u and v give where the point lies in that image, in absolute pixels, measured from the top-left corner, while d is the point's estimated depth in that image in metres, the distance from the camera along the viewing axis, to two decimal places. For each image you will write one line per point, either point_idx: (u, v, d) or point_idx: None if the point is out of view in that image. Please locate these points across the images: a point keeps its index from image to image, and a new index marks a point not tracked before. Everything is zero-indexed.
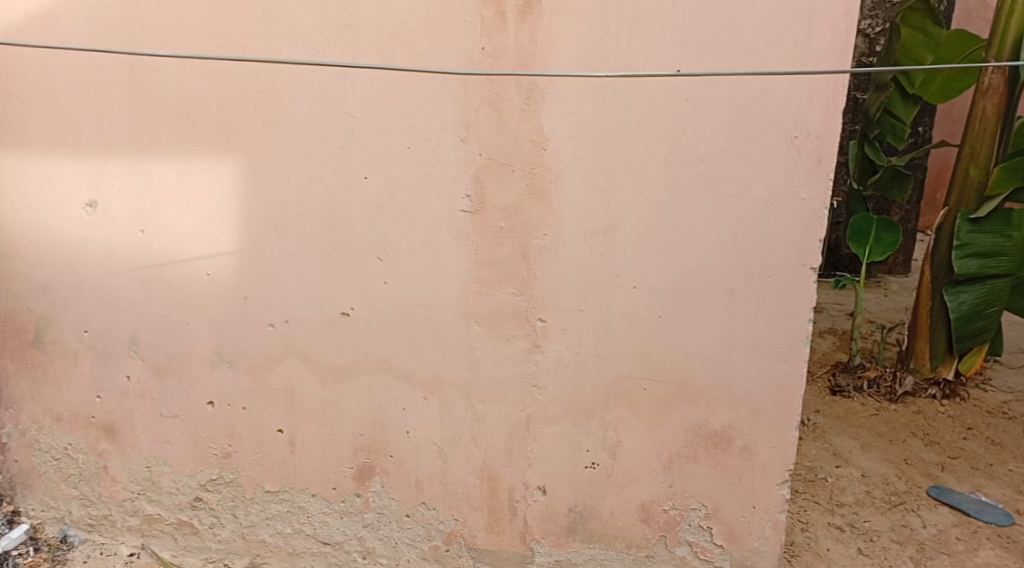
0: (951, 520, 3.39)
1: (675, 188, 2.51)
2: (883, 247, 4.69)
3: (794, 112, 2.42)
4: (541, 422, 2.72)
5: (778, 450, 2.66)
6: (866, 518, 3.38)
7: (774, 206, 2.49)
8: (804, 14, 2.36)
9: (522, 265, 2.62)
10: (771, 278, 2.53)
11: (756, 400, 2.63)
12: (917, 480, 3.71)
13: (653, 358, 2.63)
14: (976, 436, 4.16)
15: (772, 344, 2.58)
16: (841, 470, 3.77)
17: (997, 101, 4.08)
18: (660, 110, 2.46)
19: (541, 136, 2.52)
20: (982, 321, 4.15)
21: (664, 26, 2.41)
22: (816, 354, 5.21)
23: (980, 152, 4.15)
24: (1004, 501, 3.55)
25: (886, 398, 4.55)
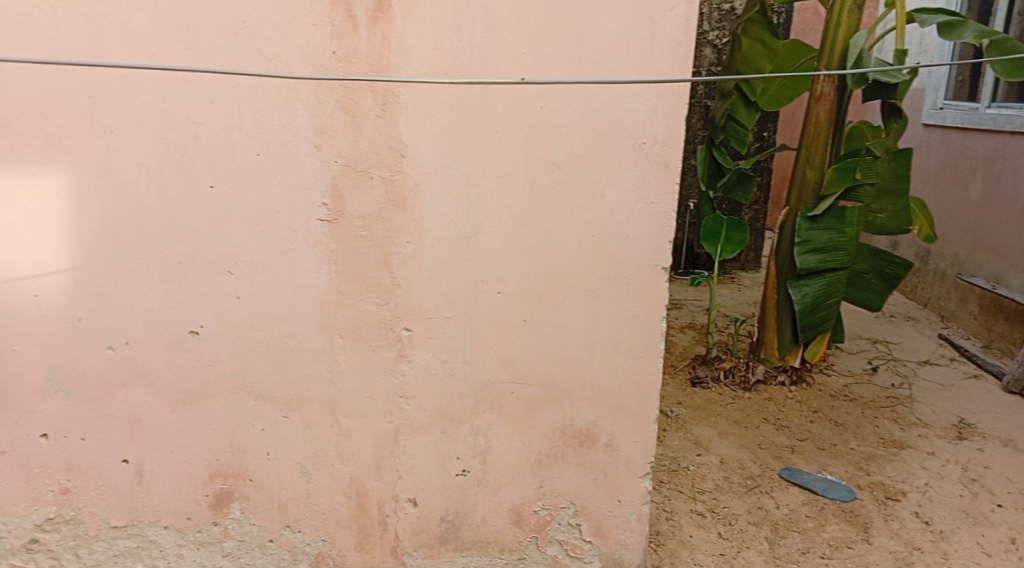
0: (800, 499, 3.62)
1: (533, 193, 2.54)
2: (732, 246, 4.97)
3: (641, 119, 2.50)
4: (408, 433, 2.67)
5: (640, 443, 2.74)
6: (725, 503, 3.56)
7: (627, 209, 2.56)
8: (647, 25, 2.44)
9: (384, 274, 2.57)
10: (627, 278, 2.61)
11: (618, 398, 2.70)
12: (770, 463, 3.94)
13: (519, 361, 2.65)
14: (821, 418, 4.47)
15: (631, 342, 2.66)
16: (701, 458, 3.95)
17: (829, 107, 4.40)
18: (515, 117, 2.48)
19: (397, 143, 2.48)
20: (823, 311, 4.46)
21: (515, 33, 2.43)
22: (677, 349, 5.45)
23: (815, 155, 4.46)
24: (847, 477, 3.84)
25: (740, 387, 4.81)
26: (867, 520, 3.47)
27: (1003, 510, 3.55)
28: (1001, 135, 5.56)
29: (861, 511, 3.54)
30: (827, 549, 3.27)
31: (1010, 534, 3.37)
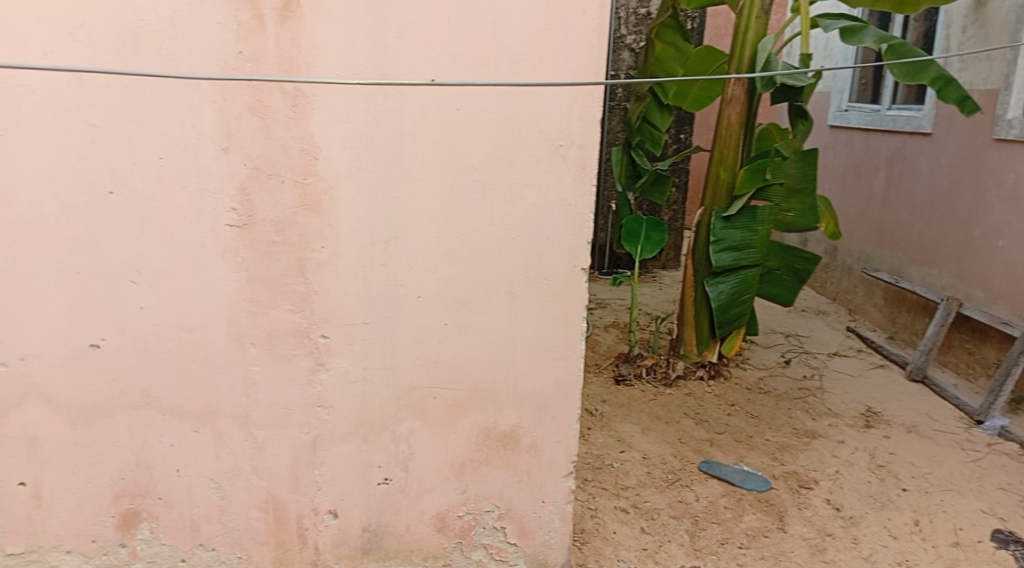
0: (719, 491, 3.71)
1: (452, 196, 2.51)
2: (652, 245, 5.06)
3: (557, 122, 2.51)
4: (328, 443, 2.61)
5: (564, 444, 2.74)
6: (647, 498, 3.62)
7: (546, 210, 2.57)
8: (560, 29, 2.45)
9: (299, 280, 2.50)
10: (548, 280, 2.62)
11: (541, 399, 2.70)
12: (690, 457, 4.03)
13: (441, 366, 2.62)
14: (738, 411, 4.60)
15: (551, 343, 2.66)
16: (625, 454, 4.01)
17: (739, 110, 4.54)
18: (431, 119, 2.45)
19: (310, 145, 2.42)
20: (738, 307, 4.60)
21: (429, 35, 2.41)
22: (601, 347, 5.52)
23: (727, 155, 4.59)
24: (763, 468, 3.96)
25: (662, 383, 4.91)
26: (783, 509, 3.58)
27: (908, 494, 3.72)
28: (901, 136, 5.84)
29: (776, 500, 3.66)
30: (744, 538, 3.36)
31: (914, 516, 3.54)
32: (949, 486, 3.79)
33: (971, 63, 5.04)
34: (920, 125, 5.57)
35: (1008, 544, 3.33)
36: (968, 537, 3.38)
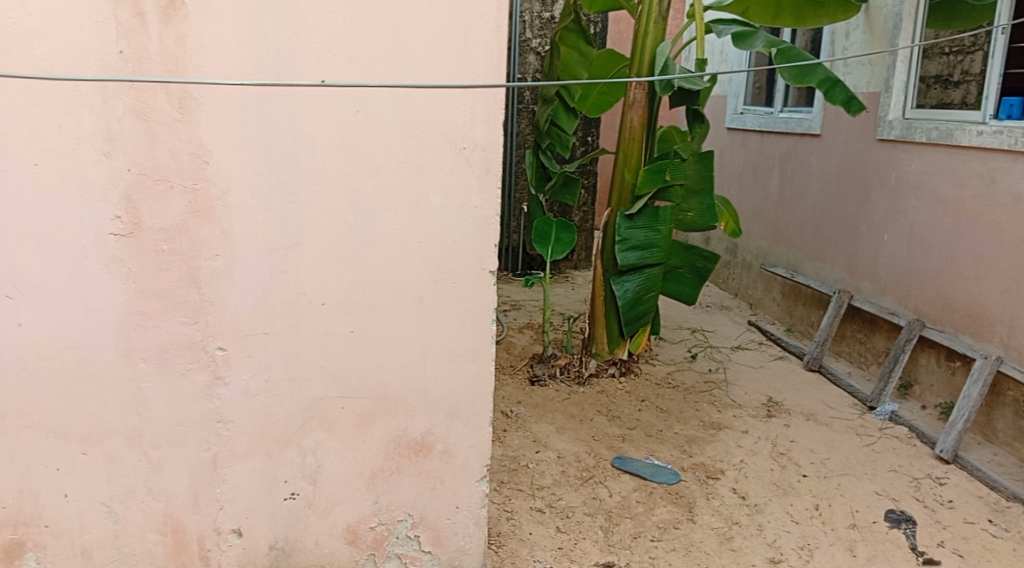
0: (631, 485, 3.78)
1: (354, 200, 2.46)
2: (562, 246, 5.11)
3: (460, 124, 2.49)
4: (229, 460, 2.50)
5: (476, 448, 2.72)
6: (561, 496, 3.65)
7: (452, 214, 2.55)
8: (459, 31, 2.44)
9: (192, 291, 2.39)
10: (456, 283, 2.59)
11: (452, 403, 2.67)
12: (603, 453, 4.08)
13: (348, 376, 2.56)
14: (649, 406, 4.70)
15: (461, 348, 2.64)
16: (539, 454, 4.02)
17: (641, 113, 4.65)
18: (330, 122, 2.39)
19: (200, 149, 2.31)
20: (644, 305, 4.70)
21: (324, 35, 2.34)
22: (516, 348, 5.54)
23: (632, 157, 4.69)
24: (672, 461, 4.05)
25: (576, 381, 4.96)
26: (691, 500, 3.68)
27: (808, 479, 3.88)
28: (793, 137, 6.11)
29: (686, 492, 3.75)
30: (656, 531, 3.42)
31: (814, 501, 3.69)
32: (845, 471, 3.97)
33: (854, 67, 5.33)
34: (810, 126, 5.85)
35: (900, 523, 3.52)
36: (863, 519, 3.55)
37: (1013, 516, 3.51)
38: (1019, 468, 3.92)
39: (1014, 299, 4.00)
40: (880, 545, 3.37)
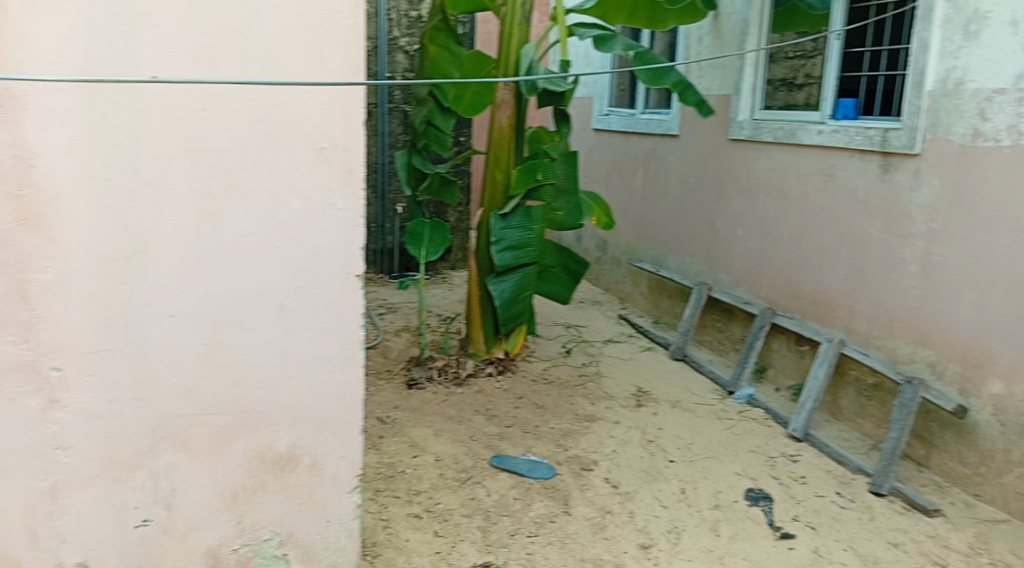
0: (509, 483, 3.79)
1: (203, 204, 2.31)
2: (435, 247, 5.05)
3: (317, 124, 2.40)
4: (70, 489, 2.30)
5: (346, 458, 2.65)
6: (439, 500, 3.60)
7: (312, 217, 2.45)
8: (314, 27, 2.35)
9: (20, 306, 2.17)
10: (319, 289, 2.50)
11: (319, 414, 2.58)
12: (481, 453, 4.08)
13: (203, 391, 2.41)
14: (525, 403, 4.74)
15: (327, 355, 2.55)
16: (417, 459, 3.96)
17: (510, 113, 4.70)
18: (175, 120, 2.24)
19: (25, 151, 2.11)
20: (520, 305, 4.74)
21: (165, 29, 2.20)
22: (393, 352, 5.44)
23: (502, 157, 4.72)
24: (548, 455, 4.10)
25: (453, 383, 4.92)
26: (567, 493, 3.73)
27: (676, 465, 4.04)
28: (654, 137, 6.35)
29: (562, 485, 3.80)
30: (533, 527, 3.45)
31: (681, 485, 3.84)
32: (709, 454, 4.16)
33: (707, 71, 5.59)
34: (669, 127, 6.09)
35: (758, 500, 3.71)
36: (726, 499, 3.72)
37: (857, 487, 3.79)
38: (861, 442, 4.24)
39: (853, 286, 4.32)
40: (742, 523, 3.54)
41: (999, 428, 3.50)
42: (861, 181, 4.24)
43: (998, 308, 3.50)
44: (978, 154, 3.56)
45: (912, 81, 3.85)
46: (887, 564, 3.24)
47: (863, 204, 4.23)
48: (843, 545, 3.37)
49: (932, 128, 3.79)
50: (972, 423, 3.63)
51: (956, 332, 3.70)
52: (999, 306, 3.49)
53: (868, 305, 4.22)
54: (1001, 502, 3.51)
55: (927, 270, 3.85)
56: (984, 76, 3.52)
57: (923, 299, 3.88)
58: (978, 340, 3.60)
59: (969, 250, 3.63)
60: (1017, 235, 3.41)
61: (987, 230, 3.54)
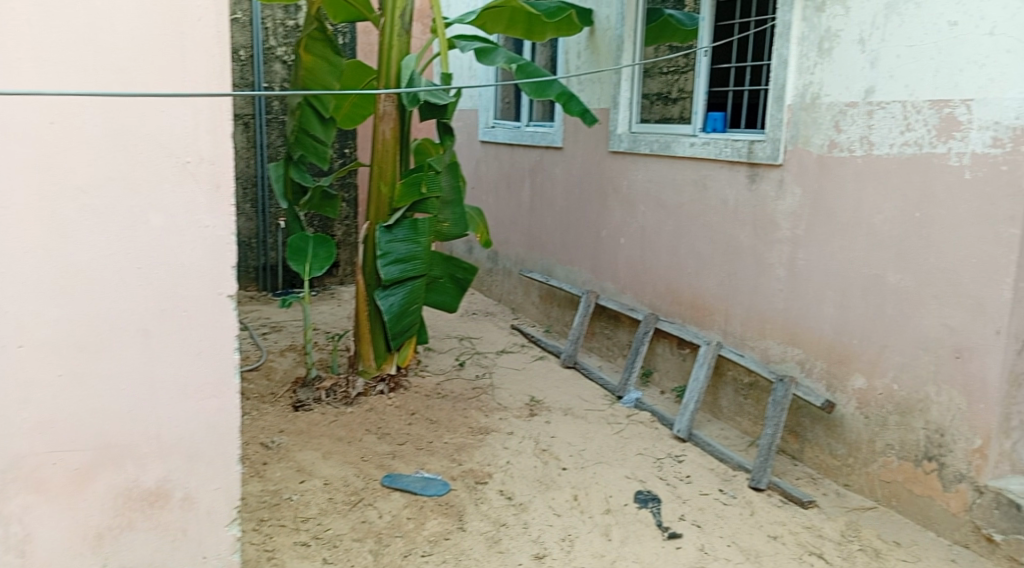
0: (401, 503, 3.71)
1: (53, 225, 2.15)
2: (320, 262, 4.89)
3: (180, 136, 2.28)
4: None
5: (222, 490, 2.51)
6: (328, 526, 3.49)
7: (177, 235, 2.32)
8: (173, 36, 2.23)
9: None
10: (187, 311, 2.36)
11: (190, 444, 2.43)
12: (372, 473, 3.98)
13: (58, 427, 2.23)
14: (418, 419, 4.67)
15: (198, 382, 2.41)
16: (304, 484, 3.82)
17: (393, 125, 4.64)
18: (17, 135, 2.09)
19: None
20: (409, 318, 4.68)
21: (4, 36, 2.05)
22: (277, 373, 5.25)
23: (386, 170, 4.65)
24: (442, 471, 4.05)
25: (343, 403, 4.79)
26: (461, 508, 3.69)
27: (568, 472, 4.08)
28: (539, 149, 6.44)
29: (456, 501, 3.76)
30: (427, 546, 3.39)
31: (573, 492, 3.88)
32: (600, 459, 4.22)
33: (586, 85, 5.72)
34: (552, 139, 6.20)
35: (647, 502, 3.80)
36: (616, 503, 3.79)
37: (738, 483, 3.94)
38: (741, 439, 4.42)
39: (728, 290, 4.51)
40: (632, 526, 3.61)
41: (863, 420, 3.72)
42: (731, 191, 4.44)
43: (858, 308, 3.73)
44: (835, 164, 3.80)
45: (773, 95, 4.07)
46: (767, 556, 3.38)
47: (734, 212, 4.43)
48: (726, 540, 3.49)
49: (793, 139, 4.01)
50: (839, 417, 3.85)
51: (822, 331, 3.92)
52: (859, 306, 3.72)
53: (742, 308, 4.42)
54: (869, 491, 3.73)
55: (794, 273, 4.07)
56: (837, 90, 3.77)
57: (791, 301, 4.10)
58: (841, 338, 3.82)
59: (831, 253, 3.86)
60: (871, 239, 3.65)
61: (846, 235, 3.77)
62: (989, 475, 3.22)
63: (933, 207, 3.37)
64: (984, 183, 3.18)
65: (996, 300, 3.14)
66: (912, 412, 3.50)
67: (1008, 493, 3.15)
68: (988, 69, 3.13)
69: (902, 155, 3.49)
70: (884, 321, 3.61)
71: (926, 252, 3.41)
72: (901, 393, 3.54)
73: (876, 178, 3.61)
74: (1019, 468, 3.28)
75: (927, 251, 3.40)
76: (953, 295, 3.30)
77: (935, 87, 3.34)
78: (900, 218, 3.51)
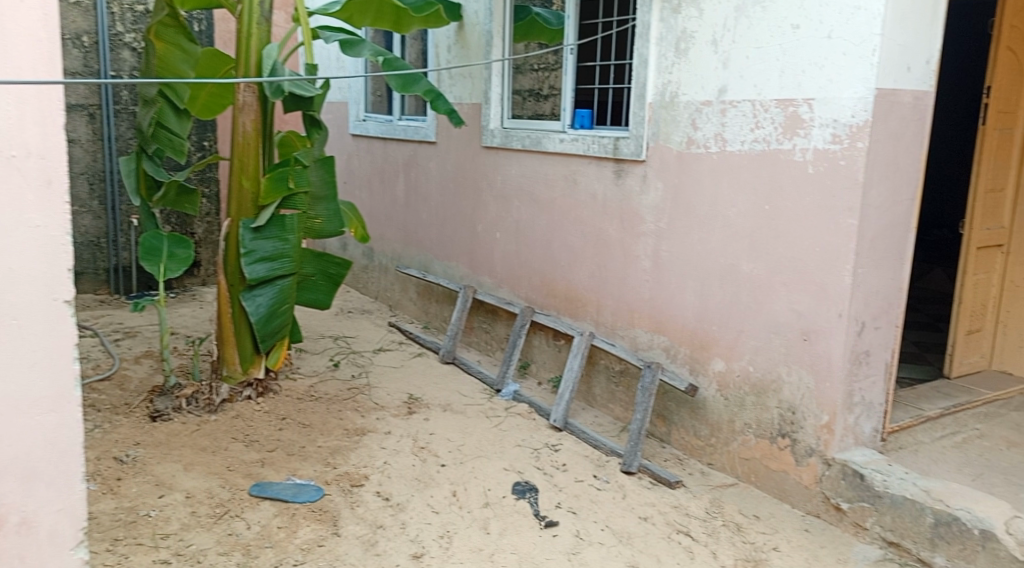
0: (271, 512, 3.57)
1: None
2: (177, 263, 4.62)
3: (4, 129, 2.08)
4: None
5: (66, 511, 2.32)
6: (191, 541, 3.31)
7: (4, 236, 2.11)
8: None
9: None
10: (18, 320, 2.16)
11: (27, 464, 2.22)
12: (239, 483, 3.80)
13: None
14: (289, 423, 4.50)
15: (34, 397, 2.21)
16: (164, 498, 3.60)
17: (254, 117, 4.42)
18: None
19: None
20: (279, 318, 4.51)
21: None
22: (132, 382, 4.91)
23: (249, 164, 4.42)
24: (315, 476, 3.92)
25: (206, 411, 4.55)
26: (335, 513, 3.59)
27: (447, 469, 4.06)
28: (412, 144, 6.37)
29: (329, 506, 3.65)
30: (299, 554, 3.28)
31: (451, 488, 3.86)
32: (478, 453, 4.23)
33: (457, 80, 5.71)
34: (426, 134, 6.15)
35: (525, 493, 3.84)
36: (494, 496, 3.81)
37: (611, 468, 4.05)
38: (614, 425, 4.55)
39: (599, 282, 4.63)
40: (510, 517, 3.64)
41: (723, 402, 3.92)
42: (599, 186, 4.55)
43: (717, 296, 3.91)
44: (692, 159, 3.97)
45: (636, 93, 4.21)
46: (638, 538, 3.49)
47: (602, 206, 4.55)
48: (600, 525, 3.58)
49: (655, 136, 4.16)
50: (702, 400, 4.03)
51: (684, 319, 4.09)
52: (717, 294, 3.91)
53: (612, 299, 4.54)
54: (730, 468, 3.93)
55: (658, 265, 4.22)
56: (693, 89, 3.94)
57: (657, 291, 4.25)
58: (702, 326, 4.00)
59: (691, 245, 4.03)
60: (727, 231, 3.83)
61: (704, 227, 3.95)
62: (835, 448, 3.45)
63: (781, 199, 3.58)
64: (825, 176, 3.40)
65: (837, 285, 3.37)
66: (766, 392, 3.71)
67: (852, 464, 3.38)
68: (827, 70, 3.35)
69: (753, 150, 3.68)
70: (740, 307, 3.81)
71: (775, 242, 3.62)
72: (756, 374, 3.75)
73: (729, 172, 3.79)
74: (861, 440, 3.53)
75: (776, 240, 3.61)
76: (801, 282, 3.52)
77: (781, 86, 3.54)
78: (752, 211, 3.71)
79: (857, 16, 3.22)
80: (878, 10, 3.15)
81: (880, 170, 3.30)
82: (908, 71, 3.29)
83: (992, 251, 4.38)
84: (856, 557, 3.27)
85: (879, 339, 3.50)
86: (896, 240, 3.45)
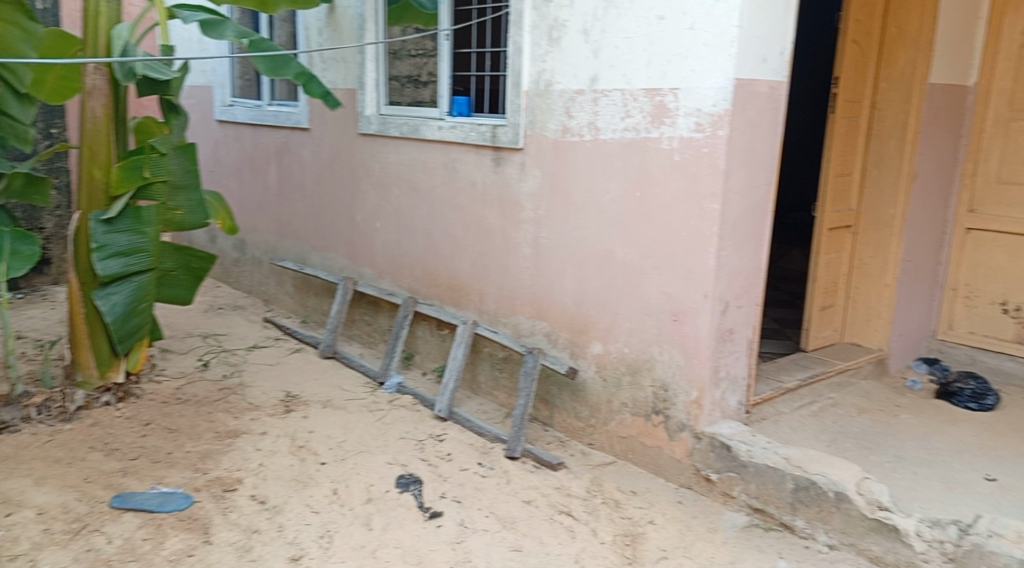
0: (135, 524, 3.36)
1: None
2: (20, 261, 4.25)
3: None
4: None
5: None
6: (44, 562, 3.07)
7: None
8: None
9: None
10: None
11: None
12: (98, 495, 3.56)
13: None
14: (154, 429, 4.26)
15: None
16: (12, 517, 3.33)
17: (105, 101, 4.11)
18: None
19: None
20: (137, 317, 4.26)
21: None
22: None
23: (98, 152, 4.11)
24: (184, 483, 3.73)
25: (60, 420, 4.25)
26: (206, 521, 3.42)
27: (326, 467, 3.95)
28: (283, 131, 6.14)
29: (200, 513, 3.48)
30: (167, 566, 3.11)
31: (332, 486, 3.77)
32: (360, 448, 4.15)
33: (330, 64, 5.54)
34: (298, 121, 5.94)
35: (408, 486, 3.80)
36: (377, 491, 3.74)
37: (495, 455, 4.08)
38: (497, 411, 4.58)
39: (480, 270, 4.63)
40: (393, 511, 3.59)
41: (601, 383, 4.02)
42: (478, 174, 4.54)
43: (593, 280, 4.00)
44: (568, 147, 4.02)
45: (511, 81, 4.22)
46: (521, 521, 3.53)
47: (482, 194, 4.54)
48: (484, 512, 3.60)
49: (531, 124, 4.19)
50: (581, 382, 4.12)
51: (563, 304, 4.16)
52: (594, 278, 3.99)
53: (494, 287, 4.56)
54: (609, 448, 4.03)
55: (537, 252, 4.27)
56: (566, 78, 3.99)
57: (536, 277, 4.29)
58: (580, 310, 4.08)
59: (568, 231, 4.09)
60: (601, 217, 3.92)
61: (580, 214, 4.02)
62: (704, 422, 3.61)
63: (650, 186, 3.69)
64: (690, 163, 3.53)
65: (703, 268, 3.52)
66: (641, 372, 3.83)
67: (720, 436, 3.55)
68: (689, 61, 3.47)
69: (623, 138, 3.77)
70: (615, 291, 3.90)
71: (645, 227, 3.73)
72: (631, 355, 3.86)
73: (602, 160, 3.88)
74: (728, 413, 3.71)
75: (647, 225, 3.73)
76: (670, 265, 3.65)
77: (649, 76, 3.64)
78: (623, 197, 3.81)
79: (716, 9, 3.35)
80: (735, 4, 3.29)
81: (740, 157, 3.46)
82: (764, 62, 3.45)
83: (841, 232, 4.69)
84: (725, 525, 3.44)
85: (742, 318, 3.68)
86: (756, 223, 3.63)
